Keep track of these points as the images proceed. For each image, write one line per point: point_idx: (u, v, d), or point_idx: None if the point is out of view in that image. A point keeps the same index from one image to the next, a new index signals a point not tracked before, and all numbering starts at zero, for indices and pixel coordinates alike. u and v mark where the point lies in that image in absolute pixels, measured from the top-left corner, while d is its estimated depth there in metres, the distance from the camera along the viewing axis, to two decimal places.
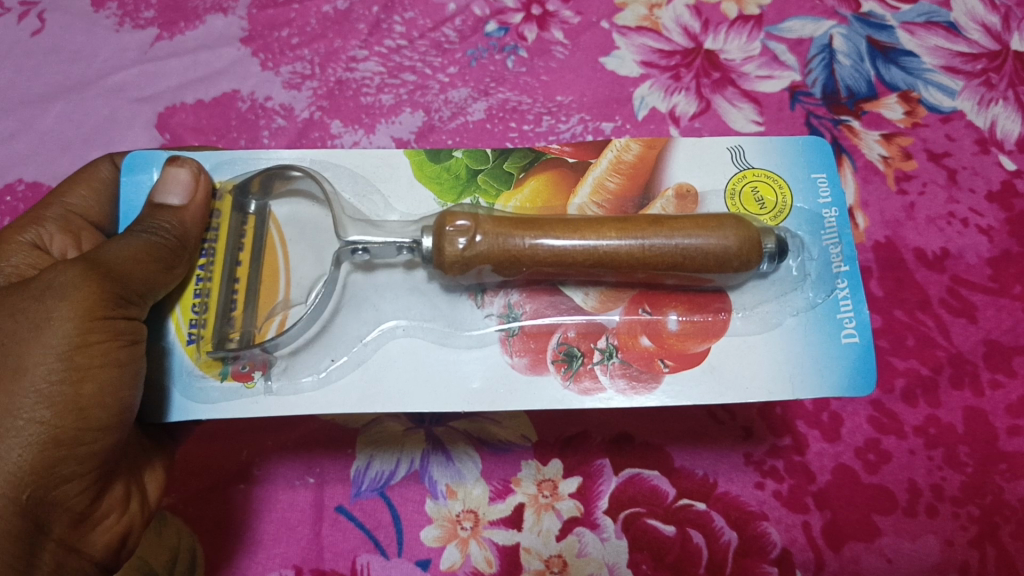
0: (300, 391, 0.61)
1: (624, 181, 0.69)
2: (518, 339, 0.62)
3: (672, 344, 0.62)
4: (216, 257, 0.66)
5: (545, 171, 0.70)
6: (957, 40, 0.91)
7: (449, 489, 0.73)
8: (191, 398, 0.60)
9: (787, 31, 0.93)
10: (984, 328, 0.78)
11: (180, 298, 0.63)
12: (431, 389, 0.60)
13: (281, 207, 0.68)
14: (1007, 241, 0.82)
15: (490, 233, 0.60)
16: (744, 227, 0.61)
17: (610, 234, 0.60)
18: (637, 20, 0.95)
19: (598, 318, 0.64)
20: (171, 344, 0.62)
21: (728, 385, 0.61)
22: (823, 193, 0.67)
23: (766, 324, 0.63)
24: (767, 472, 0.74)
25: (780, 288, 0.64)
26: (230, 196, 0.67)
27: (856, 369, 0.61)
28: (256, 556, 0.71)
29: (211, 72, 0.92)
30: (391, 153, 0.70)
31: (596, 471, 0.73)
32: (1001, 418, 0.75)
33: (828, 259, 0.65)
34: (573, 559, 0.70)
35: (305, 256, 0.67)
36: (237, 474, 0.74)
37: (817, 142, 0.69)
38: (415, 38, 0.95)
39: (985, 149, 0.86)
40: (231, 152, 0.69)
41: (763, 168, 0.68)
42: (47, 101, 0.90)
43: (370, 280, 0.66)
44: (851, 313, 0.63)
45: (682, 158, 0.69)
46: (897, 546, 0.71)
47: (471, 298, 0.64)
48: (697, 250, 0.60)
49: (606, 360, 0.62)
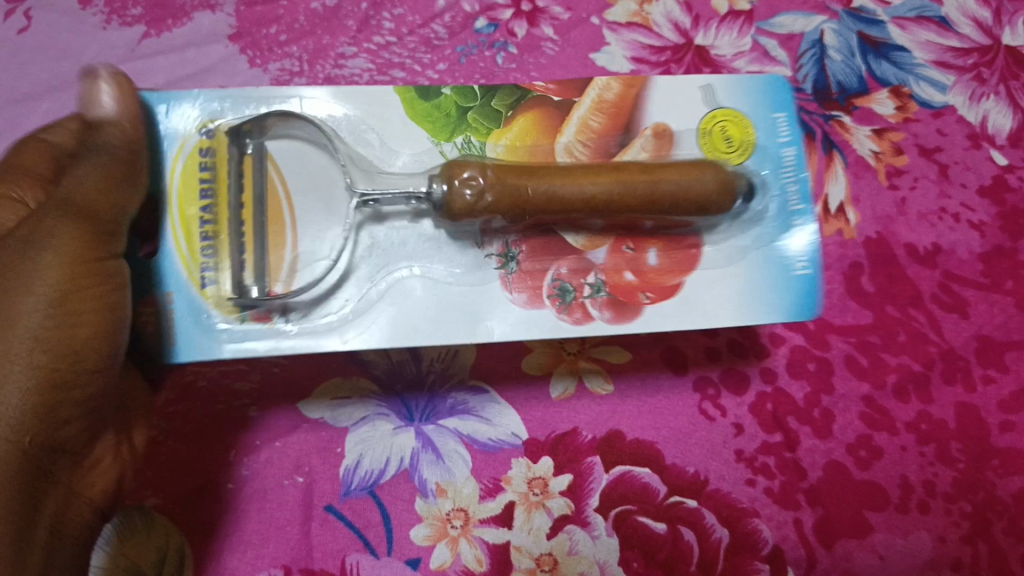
0: (320, 333, 0.62)
1: (606, 120, 0.69)
2: (517, 277, 0.64)
3: (651, 277, 0.65)
4: (218, 198, 0.64)
5: (531, 109, 0.69)
6: (949, 35, 0.91)
7: (438, 488, 0.72)
8: (209, 340, 0.61)
9: (778, 26, 0.93)
10: (976, 323, 0.78)
11: (188, 244, 0.62)
12: (440, 325, 0.62)
13: (278, 145, 0.65)
14: (998, 236, 0.82)
15: (497, 180, 0.60)
16: (721, 171, 0.63)
17: (606, 177, 0.61)
18: (627, 15, 0.94)
19: (587, 255, 0.66)
20: (183, 291, 0.61)
21: (699, 314, 0.64)
22: (782, 133, 0.69)
23: (731, 258, 0.66)
24: (758, 469, 0.73)
25: (748, 222, 0.67)
26: (223, 134, 0.64)
27: (806, 291, 0.66)
28: (245, 556, 0.70)
29: (199, 70, 0.91)
30: (382, 90, 0.67)
31: (587, 469, 0.72)
32: (994, 414, 0.75)
33: (787, 198, 0.68)
34: (564, 557, 0.70)
35: (312, 201, 0.65)
36: (223, 473, 0.72)
37: (778, 81, 0.71)
38: (404, 35, 0.94)
39: (977, 144, 0.86)
40: (221, 90, 0.65)
41: (731, 107, 0.69)
42: (34, 100, 0.90)
43: (377, 228, 0.65)
44: (809, 244, 0.67)
45: (657, 96, 0.69)
46: (889, 542, 0.71)
47: (471, 241, 0.65)
48: (681, 189, 0.61)
49: (594, 293, 0.65)
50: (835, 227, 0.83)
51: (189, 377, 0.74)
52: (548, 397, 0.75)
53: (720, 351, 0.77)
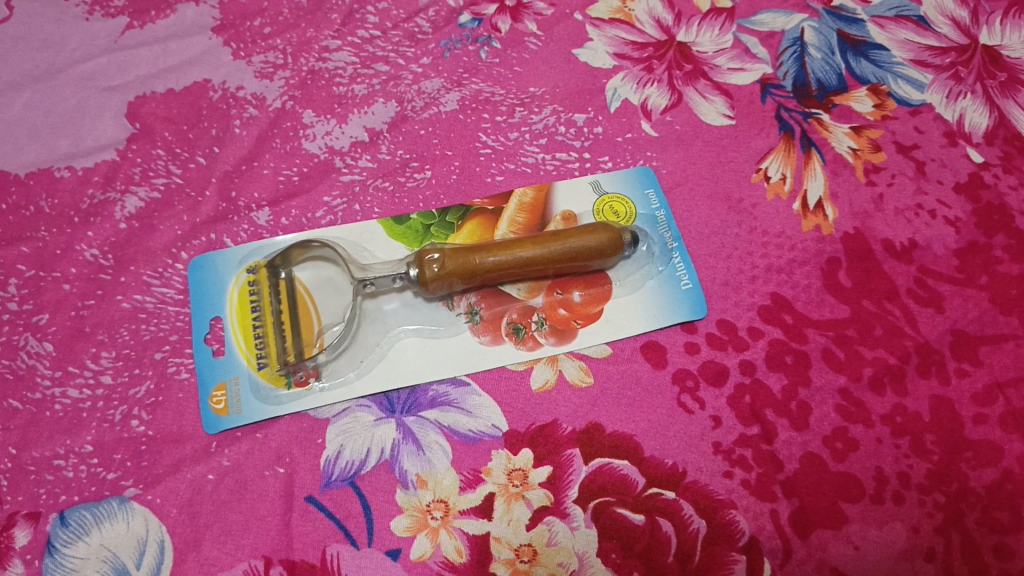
0: (346, 376, 0.73)
1: (529, 217, 0.81)
2: (481, 325, 0.76)
3: (580, 310, 0.77)
4: (264, 317, 0.75)
5: (475, 217, 0.81)
6: (927, 34, 0.95)
7: (419, 479, 0.71)
8: (265, 402, 0.72)
9: (759, 23, 0.95)
10: (951, 318, 0.79)
11: (244, 353, 0.74)
12: (430, 360, 0.74)
13: (305, 271, 0.77)
14: (973, 232, 0.83)
15: (448, 260, 0.71)
16: (610, 228, 0.75)
17: (528, 247, 0.73)
18: (610, 12, 0.96)
19: (530, 303, 0.78)
20: (245, 371, 0.73)
21: (620, 329, 0.77)
22: (655, 204, 0.83)
23: (634, 286, 0.78)
24: (735, 461, 0.73)
25: (639, 264, 0.79)
26: (263, 270, 0.77)
27: (692, 305, 0.79)
28: (224, 547, 0.68)
29: (183, 62, 0.91)
30: (367, 222, 0.81)
31: (566, 461, 0.73)
32: (967, 407, 0.75)
33: (664, 241, 0.81)
34: (543, 548, 0.69)
35: (329, 299, 0.76)
36: (201, 465, 0.71)
37: (646, 167, 0.86)
38: (388, 28, 0.95)
39: (953, 142, 0.88)
40: (252, 242, 0.80)
41: (614, 191, 0.83)
42: (14, 90, 0.89)
43: (377, 306, 0.77)
44: (686, 273, 0.80)
45: (562, 195, 0.82)
46: (864, 533, 0.70)
47: (443, 304, 0.77)
48: (586, 248, 0.73)
49: (538, 327, 0.77)
50: (814, 223, 0.84)
51: (174, 368, 0.75)
52: (528, 388, 0.76)
53: (700, 345, 0.78)
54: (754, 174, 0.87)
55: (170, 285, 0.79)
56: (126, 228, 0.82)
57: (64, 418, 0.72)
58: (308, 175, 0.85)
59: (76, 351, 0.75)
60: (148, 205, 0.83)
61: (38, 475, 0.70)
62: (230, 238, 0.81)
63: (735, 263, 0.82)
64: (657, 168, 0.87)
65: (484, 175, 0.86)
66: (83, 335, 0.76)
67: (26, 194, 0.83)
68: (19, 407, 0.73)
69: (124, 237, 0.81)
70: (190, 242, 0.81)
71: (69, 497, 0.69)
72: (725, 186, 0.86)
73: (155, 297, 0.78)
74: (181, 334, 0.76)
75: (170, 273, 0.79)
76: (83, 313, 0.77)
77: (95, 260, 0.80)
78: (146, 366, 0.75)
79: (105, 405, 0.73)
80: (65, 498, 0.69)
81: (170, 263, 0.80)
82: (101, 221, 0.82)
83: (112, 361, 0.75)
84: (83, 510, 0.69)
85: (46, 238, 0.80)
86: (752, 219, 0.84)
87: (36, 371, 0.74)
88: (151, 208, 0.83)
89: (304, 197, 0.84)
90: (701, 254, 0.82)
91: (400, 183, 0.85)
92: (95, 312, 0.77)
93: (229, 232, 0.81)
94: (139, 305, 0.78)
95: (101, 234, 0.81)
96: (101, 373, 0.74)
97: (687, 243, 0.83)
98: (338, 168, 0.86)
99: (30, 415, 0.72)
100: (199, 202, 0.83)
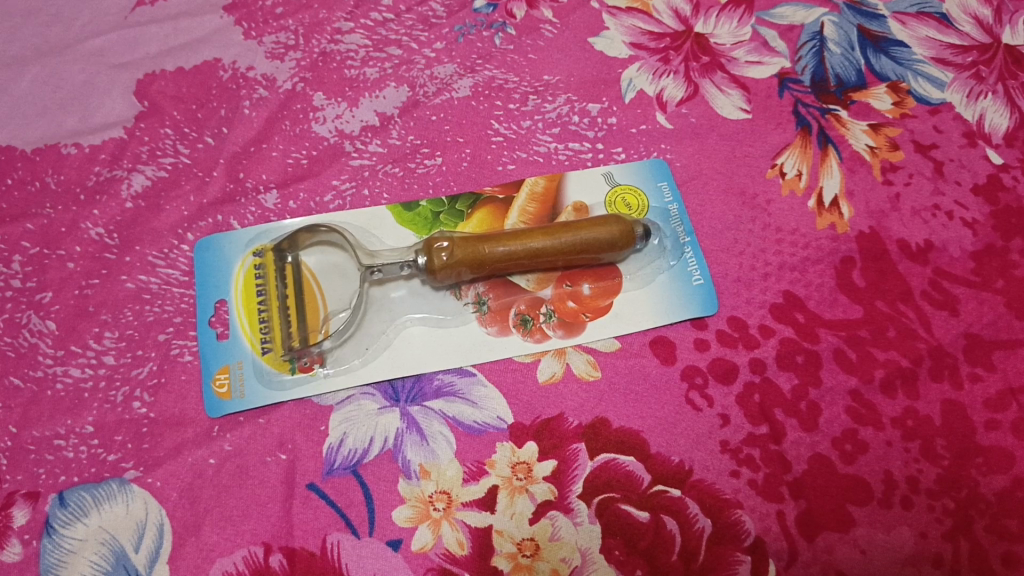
0: (350, 363, 0.72)
1: (540, 207, 0.79)
2: (488, 315, 0.75)
3: (589, 303, 0.76)
4: (269, 301, 0.74)
5: (486, 206, 0.79)
6: (949, 32, 0.93)
7: (422, 469, 0.71)
8: (268, 387, 0.72)
9: (779, 17, 0.94)
10: (965, 321, 0.78)
11: (247, 337, 0.73)
12: (435, 350, 0.73)
13: (311, 256, 0.76)
14: (991, 235, 0.82)
15: (458, 249, 0.70)
16: (622, 220, 0.74)
17: (538, 238, 0.71)
18: (627, 1, 0.95)
19: (538, 294, 0.77)
20: (250, 356, 0.72)
21: (629, 323, 0.76)
22: (668, 197, 0.82)
23: (645, 280, 0.77)
24: (743, 460, 0.72)
25: (650, 259, 0.78)
26: (270, 254, 0.76)
27: (703, 302, 0.77)
28: (224, 532, 0.68)
29: (193, 40, 0.90)
30: (376, 208, 0.80)
31: (571, 456, 0.72)
32: (980, 412, 0.74)
33: (676, 235, 0.80)
34: (546, 542, 0.69)
35: (335, 285, 0.75)
36: (203, 449, 0.70)
37: (660, 160, 0.84)
38: (402, 12, 0.93)
39: (972, 142, 0.86)
40: (259, 226, 0.79)
41: (627, 183, 0.81)
42: (23, 64, 0.87)
43: (384, 293, 0.76)
44: (697, 269, 0.79)
45: (574, 186, 0.81)
46: (871, 537, 0.69)
47: (451, 293, 0.76)
48: (596, 240, 0.72)
49: (546, 319, 0.76)
50: (829, 221, 0.83)
51: (178, 351, 0.74)
52: (534, 381, 0.75)
53: (709, 342, 0.77)
54: (769, 170, 0.85)
55: (175, 266, 0.78)
56: (132, 207, 0.81)
57: (65, 398, 0.71)
58: (318, 158, 0.84)
59: (78, 331, 0.74)
60: (154, 183, 0.82)
61: (38, 455, 0.69)
62: (237, 221, 0.80)
63: (747, 260, 0.81)
64: (671, 161, 0.85)
65: (495, 163, 0.85)
66: (86, 314, 0.75)
67: (32, 169, 0.82)
68: (20, 385, 0.72)
69: (130, 216, 0.80)
70: (197, 223, 0.80)
71: (68, 478, 0.69)
72: (739, 181, 0.85)
73: (159, 278, 0.77)
74: (186, 316, 0.75)
75: (175, 254, 0.78)
76: (86, 292, 0.76)
77: (100, 239, 0.79)
78: (149, 348, 0.74)
79: (107, 385, 0.72)
80: (64, 479, 0.69)
81: (175, 244, 0.79)
82: (107, 200, 0.81)
83: (115, 342, 0.74)
84: (83, 491, 0.68)
85: (51, 215, 0.80)
86: (766, 216, 0.83)
87: (39, 349, 0.73)
88: (158, 187, 0.82)
89: (312, 180, 0.83)
90: (713, 249, 0.81)
91: (410, 169, 0.84)
92: (98, 291, 0.76)
93: (236, 214, 0.80)
94: (143, 286, 0.77)
95: (106, 213, 0.80)
96: (104, 353, 0.73)
97: (699, 238, 0.81)
98: (348, 152, 0.85)
99: (31, 394, 0.72)
100: (207, 182, 0.82)
